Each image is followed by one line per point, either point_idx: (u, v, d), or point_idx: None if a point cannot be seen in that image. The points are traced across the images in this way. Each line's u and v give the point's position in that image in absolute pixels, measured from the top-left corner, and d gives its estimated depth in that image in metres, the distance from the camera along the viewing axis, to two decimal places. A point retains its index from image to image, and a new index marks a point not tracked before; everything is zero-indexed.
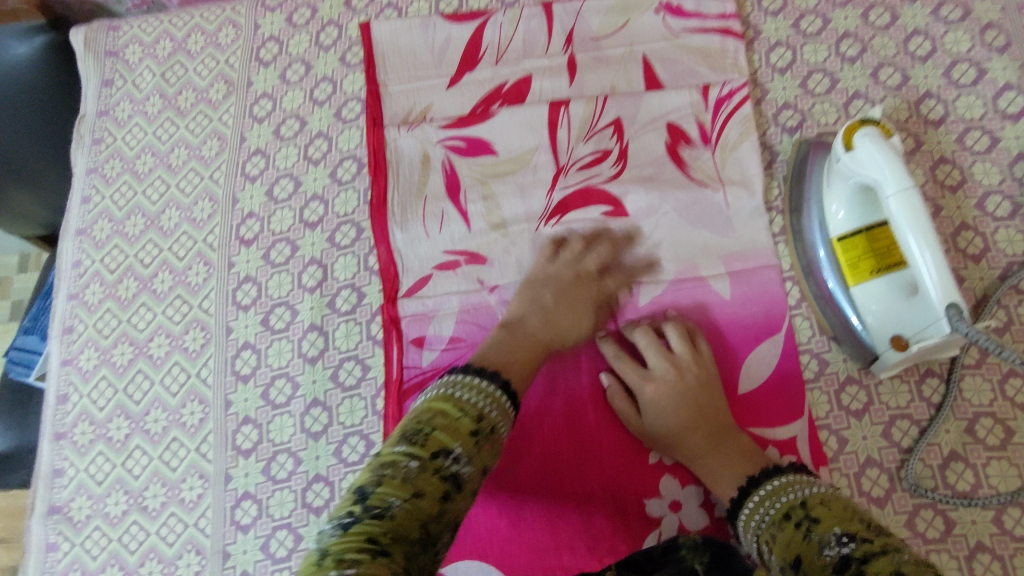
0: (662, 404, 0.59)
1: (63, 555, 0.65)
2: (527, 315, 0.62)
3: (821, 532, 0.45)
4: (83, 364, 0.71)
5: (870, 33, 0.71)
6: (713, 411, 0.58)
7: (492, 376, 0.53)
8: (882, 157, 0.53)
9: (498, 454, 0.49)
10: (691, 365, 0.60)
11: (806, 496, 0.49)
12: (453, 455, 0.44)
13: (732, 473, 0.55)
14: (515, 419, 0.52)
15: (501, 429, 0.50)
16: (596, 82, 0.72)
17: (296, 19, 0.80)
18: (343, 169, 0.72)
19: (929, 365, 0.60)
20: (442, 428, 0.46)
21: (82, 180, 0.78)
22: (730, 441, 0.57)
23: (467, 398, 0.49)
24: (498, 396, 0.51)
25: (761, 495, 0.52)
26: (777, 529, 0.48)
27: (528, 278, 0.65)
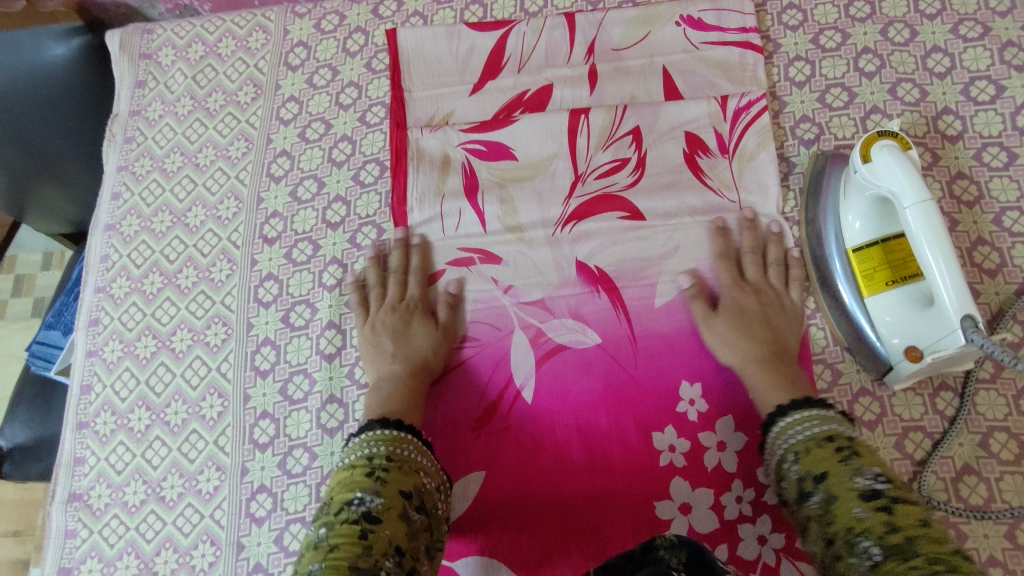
0: (735, 323, 0.62)
1: (81, 542, 0.66)
2: (386, 370, 0.64)
3: (860, 463, 0.49)
4: (107, 356, 0.73)
5: (889, 49, 0.71)
6: (783, 343, 0.62)
7: (370, 423, 0.57)
8: (900, 169, 0.54)
9: (416, 472, 0.54)
10: (784, 302, 0.64)
11: (855, 434, 0.52)
12: (355, 501, 0.50)
13: (780, 394, 0.58)
14: (417, 437, 0.57)
15: (400, 453, 0.54)
16: (617, 92, 0.73)
17: (325, 25, 0.82)
18: (366, 172, 0.74)
19: (943, 378, 0.61)
20: (340, 489, 0.52)
21: (113, 177, 0.81)
22: (789, 369, 0.60)
23: (355, 451, 0.55)
24: (381, 432, 0.56)
25: (811, 416, 0.54)
26: (816, 445, 0.52)
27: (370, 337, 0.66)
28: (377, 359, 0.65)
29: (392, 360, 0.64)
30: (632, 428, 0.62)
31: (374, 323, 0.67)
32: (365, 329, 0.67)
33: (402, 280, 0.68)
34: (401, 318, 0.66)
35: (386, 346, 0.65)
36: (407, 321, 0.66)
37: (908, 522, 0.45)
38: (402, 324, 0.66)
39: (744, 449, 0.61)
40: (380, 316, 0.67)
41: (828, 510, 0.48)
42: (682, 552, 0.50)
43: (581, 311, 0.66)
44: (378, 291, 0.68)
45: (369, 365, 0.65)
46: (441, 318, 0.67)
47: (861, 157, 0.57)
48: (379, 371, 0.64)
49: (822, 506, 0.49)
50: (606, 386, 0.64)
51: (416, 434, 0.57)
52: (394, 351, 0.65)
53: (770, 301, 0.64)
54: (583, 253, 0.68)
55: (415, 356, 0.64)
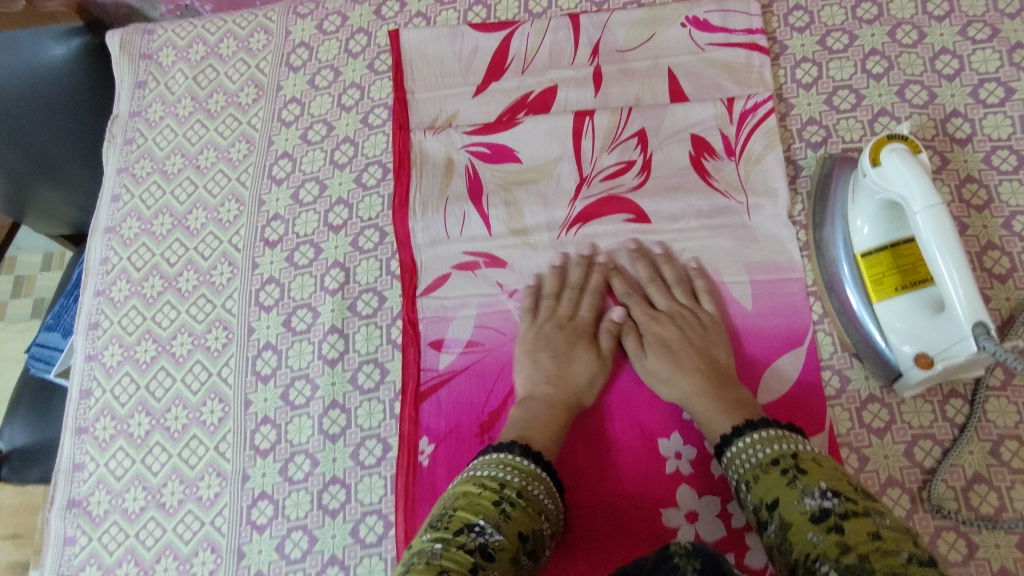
0: (665, 360, 0.61)
1: (80, 549, 0.65)
2: (539, 389, 0.61)
3: (807, 484, 0.49)
4: (106, 360, 0.72)
5: (896, 51, 0.71)
6: (717, 361, 0.61)
7: (511, 447, 0.56)
8: (910, 173, 0.54)
9: (539, 515, 0.52)
10: (703, 319, 0.63)
11: (799, 450, 0.52)
12: (476, 528, 0.49)
13: (728, 418, 0.57)
14: (550, 478, 0.55)
15: (530, 490, 0.53)
16: (622, 94, 0.72)
17: (327, 26, 0.81)
18: (369, 174, 0.73)
19: (953, 385, 0.60)
20: (464, 506, 0.51)
21: (113, 178, 0.80)
22: (730, 391, 0.58)
23: (486, 472, 0.54)
24: (518, 461, 0.55)
25: (751, 438, 0.54)
26: (763, 471, 0.51)
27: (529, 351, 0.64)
28: (531, 377, 0.62)
29: (547, 381, 0.62)
30: (638, 435, 0.61)
31: (535, 334, 0.64)
32: (526, 338, 0.64)
33: (576, 298, 0.66)
34: (566, 336, 0.64)
35: (546, 364, 0.63)
36: (571, 343, 0.63)
37: (861, 539, 0.44)
38: (566, 346, 0.63)
39: None
40: (545, 329, 0.65)
41: (785, 539, 0.48)
42: (699, 559, 0.46)
43: (587, 316, 0.66)
44: (552, 303, 0.66)
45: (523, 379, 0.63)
46: (605, 347, 0.64)
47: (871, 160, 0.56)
48: (531, 386, 0.62)
49: (779, 535, 0.48)
50: (612, 391, 0.63)
51: (550, 474, 0.55)
52: (557, 368, 0.62)
53: (691, 325, 0.63)
54: (588, 257, 0.67)
55: (577, 381, 0.62)
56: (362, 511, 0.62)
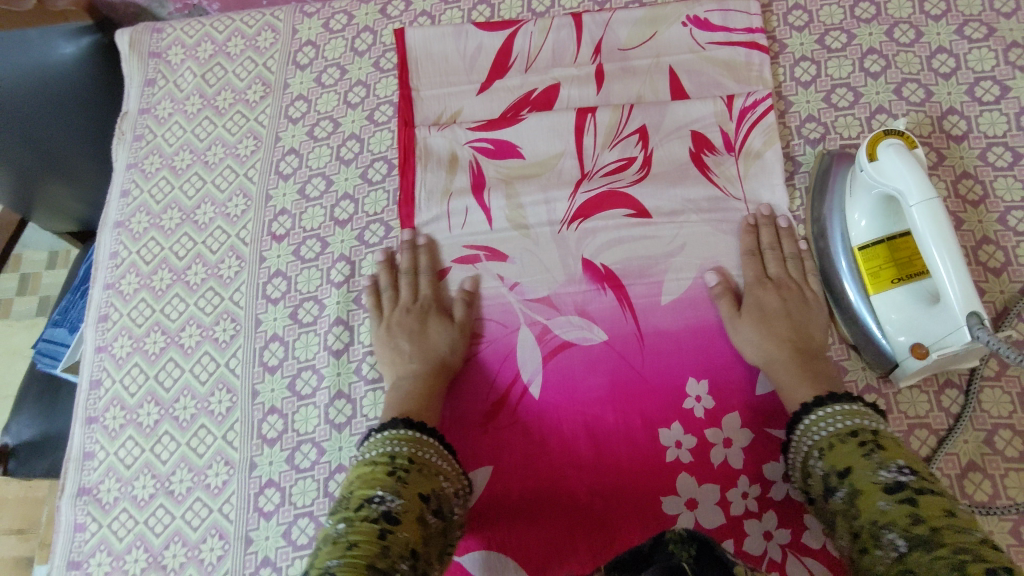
0: (760, 326, 0.62)
1: (90, 535, 0.66)
2: (405, 369, 0.64)
3: (884, 457, 0.50)
4: (116, 351, 0.73)
5: (894, 50, 0.72)
6: (811, 339, 0.62)
7: (394, 423, 0.58)
8: (907, 167, 0.55)
9: (434, 475, 0.55)
10: (806, 294, 0.64)
11: (879, 428, 0.53)
12: (377, 498, 0.51)
13: (811, 387, 0.58)
14: (439, 442, 0.58)
15: (421, 455, 0.56)
16: (623, 92, 0.73)
17: (333, 25, 0.82)
18: (374, 170, 0.74)
19: (949, 375, 0.61)
20: (360, 485, 0.53)
21: (123, 174, 0.81)
22: (817, 365, 0.60)
23: (375, 451, 0.56)
24: (402, 432, 0.57)
25: (832, 410, 0.55)
26: (840, 440, 0.53)
27: (385, 338, 0.66)
28: (395, 361, 0.65)
29: (410, 361, 0.64)
30: (639, 425, 0.62)
31: (390, 323, 0.67)
32: (379, 328, 0.67)
33: (414, 281, 0.69)
34: (416, 317, 0.67)
35: (406, 349, 0.65)
36: (424, 320, 0.66)
37: (932, 512, 0.45)
38: (418, 324, 0.66)
39: (750, 446, 0.61)
40: (394, 316, 0.67)
41: (852, 503, 0.49)
42: (693, 546, 0.45)
43: (588, 308, 0.66)
44: (392, 294, 0.69)
45: (388, 368, 0.65)
46: (456, 314, 0.67)
47: (868, 155, 0.57)
48: (397, 371, 0.65)
49: (847, 501, 0.50)
50: (614, 382, 0.64)
51: (438, 438, 0.58)
52: (411, 349, 0.65)
53: (793, 297, 0.64)
54: (588, 250, 0.68)
55: (437, 353, 0.65)
56: None
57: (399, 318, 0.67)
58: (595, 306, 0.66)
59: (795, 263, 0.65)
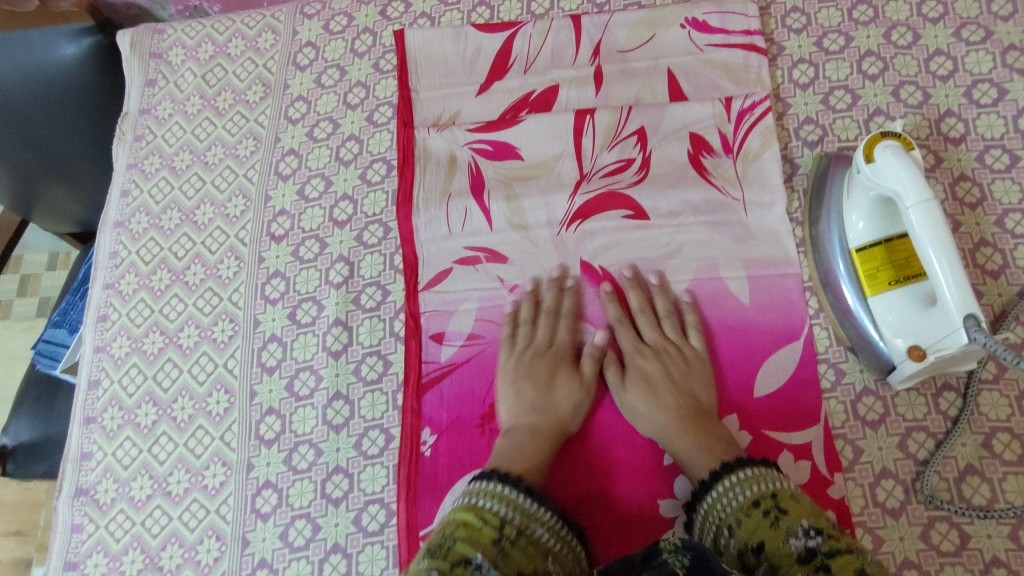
0: (647, 396, 0.62)
1: (87, 536, 0.66)
2: (523, 419, 0.62)
3: (790, 522, 0.49)
4: (115, 351, 0.73)
5: (892, 52, 0.72)
6: (697, 399, 0.61)
7: (489, 474, 0.56)
8: (903, 168, 0.55)
9: (541, 557, 0.51)
10: (685, 354, 0.64)
11: (777, 488, 0.53)
12: (473, 563, 0.47)
13: (706, 459, 0.57)
14: (550, 517, 0.55)
15: (530, 531, 0.52)
16: (622, 93, 0.73)
17: (333, 26, 0.82)
18: (373, 171, 0.75)
19: (946, 378, 0.61)
20: (463, 538, 0.49)
21: (123, 174, 0.81)
22: (709, 428, 0.59)
23: (490, 507, 0.53)
24: (520, 499, 0.54)
25: (730, 482, 0.54)
26: (746, 513, 0.52)
27: (510, 384, 0.64)
28: (517, 408, 0.63)
29: (529, 411, 0.62)
30: (637, 427, 0.62)
31: (509, 367, 0.65)
32: (507, 368, 0.65)
33: (554, 323, 0.67)
34: (547, 366, 0.64)
35: (528, 394, 0.63)
36: (553, 371, 0.64)
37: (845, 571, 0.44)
38: (549, 373, 0.64)
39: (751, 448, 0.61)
40: (524, 358, 0.65)
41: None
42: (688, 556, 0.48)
43: (585, 312, 0.67)
44: (528, 330, 0.66)
45: (506, 410, 0.63)
46: (586, 370, 0.64)
47: (865, 157, 0.58)
48: (516, 416, 0.62)
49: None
50: (612, 385, 0.64)
51: (549, 513, 0.55)
52: (532, 396, 0.63)
53: (673, 360, 0.63)
54: (587, 253, 0.68)
55: (562, 407, 0.62)
56: (364, 500, 0.63)
57: (507, 364, 0.65)
58: (594, 309, 0.66)
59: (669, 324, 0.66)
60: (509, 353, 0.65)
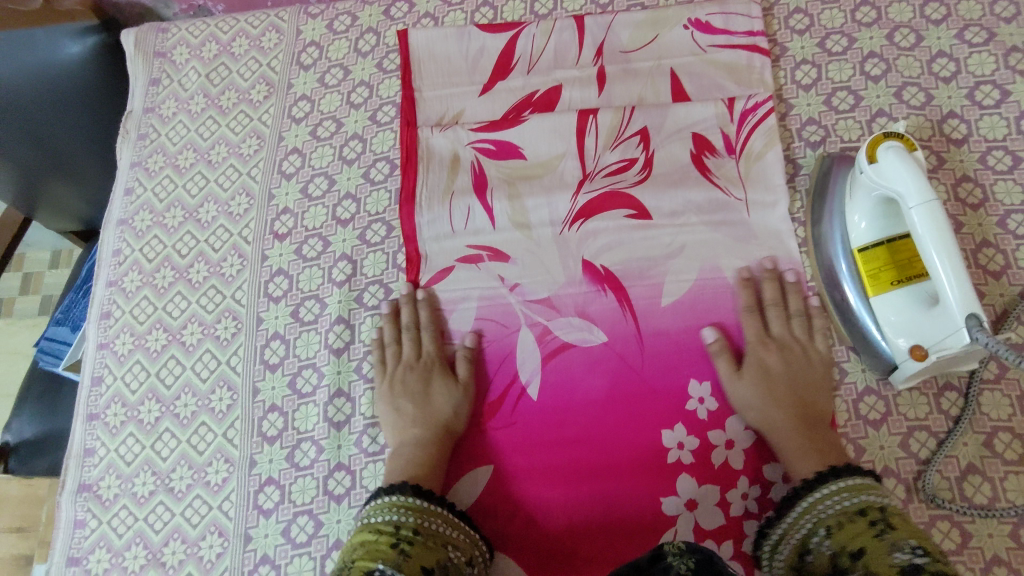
0: (761, 389, 0.61)
1: (90, 532, 0.67)
2: (408, 433, 0.63)
3: (894, 537, 0.49)
4: (118, 348, 0.73)
5: (895, 54, 0.72)
6: (816, 406, 0.61)
7: (402, 486, 0.58)
8: (905, 169, 0.55)
9: (443, 544, 0.55)
10: (809, 354, 0.63)
11: (886, 503, 0.52)
12: (375, 574, 0.50)
13: (813, 462, 0.57)
14: (446, 508, 0.58)
15: (427, 524, 0.56)
16: (625, 93, 0.74)
17: (337, 26, 0.83)
18: (376, 170, 0.75)
19: (948, 378, 0.61)
20: (362, 557, 0.52)
21: (127, 172, 0.82)
22: (822, 435, 0.59)
23: (381, 517, 0.56)
24: (409, 500, 0.57)
25: (837, 487, 0.55)
26: (849, 519, 0.52)
27: (388, 401, 0.65)
28: (398, 425, 0.64)
29: (413, 424, 0.64)
30: (639, 426, 0.63)
31: (390, 383, 0.66)
32: (381, 388, 0.66)
33: (415, 338, 0.67)
34: (420, 377, 0.66)
35: (407, 410, 0.64)
36: (427, 380, 0.65)
37: None
38: (422, 384, 0.65)
39: (752, 448, 0.61)
40: (397, 375, 0.66)
41: None
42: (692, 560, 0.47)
43: (589, 310, 0.67)
44: (394, 349, 0.67)
45: (388, 430, 0.64)
46: (460, 373, 0.65)
47: (868, 157, 0.58)
48: (398, 433, 0.64)
49: None
50: (614, 384, 0.64)
51: (446, 507, 0.58)
52: (409, 410, 0.64)
53: (796, 358, 0.63)
54: (589, 252, 0.68)
55: (440, 414, 0.64)
56: (366, 497, 0.63)
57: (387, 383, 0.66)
58: (596, 308, 0.66)
59: (776, 315, 0.64)
60: (410, 367, 0.66)
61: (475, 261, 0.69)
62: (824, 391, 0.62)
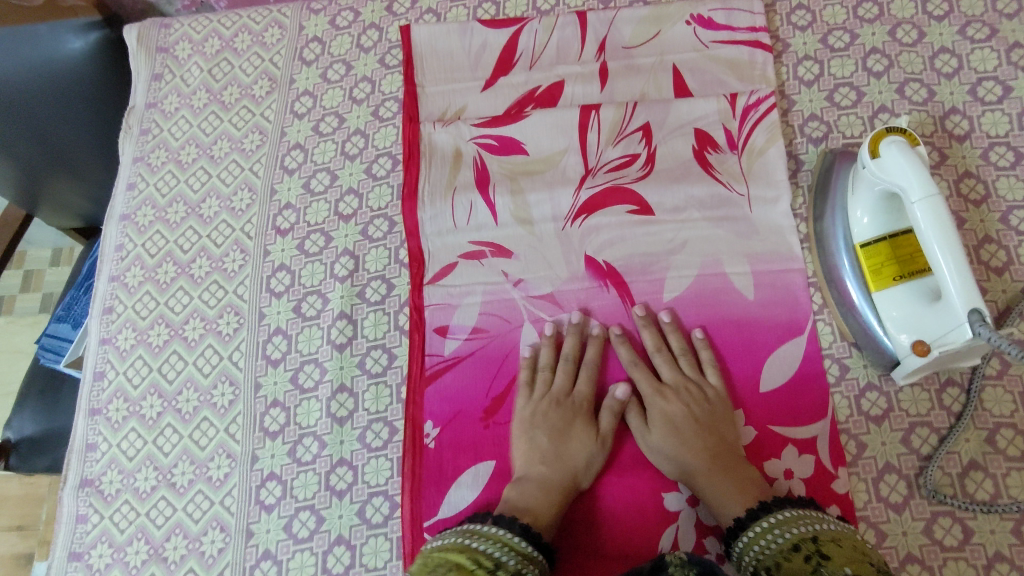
0: (670, 437, 0.60)
1: (92, 526, 0.67)
2: (538, 467, 0.61)
3: (834, 569, 0.48)
4: (120, 343, 0.73)
5: (897, 50, 0.72)
6: (725, 441, 0.60)
7: (510, 523, 0.56)
8: (908, 164, 0.55)
9: None
10: (704, 392, 0.62)
11: (818, 531, 0.52)
12: None
13: (740, 502, 0.56)
14: (542, 560, 0.56)
15: (524, 573, 0.54)
16: (627, 89, 0.74)
17: (339, 21, 0.83)
18: (379, 165, 0.75)
19: (950, 374, 0.61)
20: None
21: (129, 167, 0.82)
22: (742, 471, 0.58)
23: (482, 547, 0.54)
24: (516, 542, 0.55)
25: (769, 523, 0.54)
26: (786, 557, 0.51)
27: (525, 434, 0.63)
28: (529, 458, 0.62)
29: (542, 459, 0.61)
30: (641, 421, 0.63)
31: (528, 416, 0.63)
32: (521, 423, 0.63)
33: (551, 370, 0.65)
34: (569, 410, 0.63)
35: (547, 443, 0.62)
36: (575, 412, 0.63)
37: None
38: (567, 417, 0.63)
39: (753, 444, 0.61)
40: (539, 408, 0.63)
41: None
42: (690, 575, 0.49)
43: (591, 305, 0.67)
44: (546, 377, 0.65)
45: (519, 458, 0.62)
46: (604, 424, 0.63)
47: (870, 152, 0.58)
48: (529, 465, 0.61)
49: None
50: None
51: (544, 561, 0.56)
52: (549, 444, 0.62)
53: (696, 400, 0.62)
54: (591, 247, 0.68)
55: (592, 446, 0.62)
56: (368, 492, 0.63)
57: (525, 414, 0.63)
58: (598, 304, 0.66)
59: (683, 360, 0.64)
60: (556, 402, 0.63)
61: (478, 256, 0.69)
62: (730, 426, 0.61)
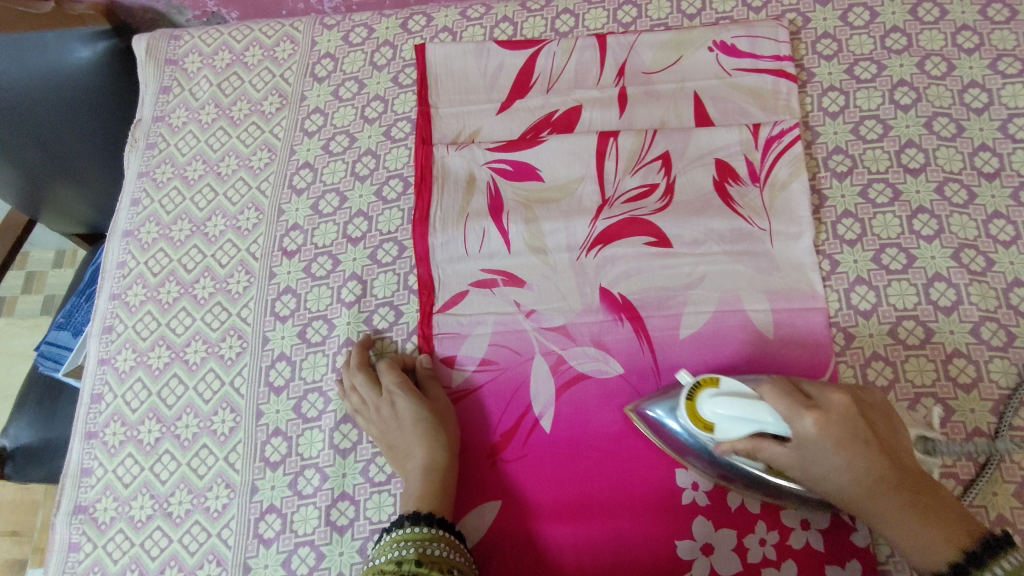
0: (837, 453, 0.47)
1: (85, 556, 0.65)
2: (408, 466, 0.61)
3: None
4: (119, 364, 0.71)
5: (925, 83, 0.70)
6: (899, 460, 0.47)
7: (401, 521, 0.56)
8: (736, 413, 0.50)
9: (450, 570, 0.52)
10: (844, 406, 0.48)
11: None
12: None
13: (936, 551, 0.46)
14: (450, 531, 0.56)
15: (429, 551, 0.53)
16: (646, 116, 0.72)
17: (353, 38, 0.81)
18: (389, 187, 0.73)
19: (977, 424, 0.58)
20: None
21: (134, 182, 0.80)
22: (931, 507, 0.47)
23: (384, 556, 0.53)
24: (410, 532, 0.54)
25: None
26: None
27: (383, 443, 0.63)
28: (400, 460, 0.62)
29: (405, 457, 0.61)
30: (654, 462, 0.61)
31: (377, 427, 0.63)
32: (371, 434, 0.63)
33: (369, 376, 0.64)
34: (391, 408, 0.63)
35: (398, 442, 0.62)
36: (396, 407, 0.63)
37: None
38: (396, 414, 0.63)
39: None
40: (373, 420, 0.63)
41: None
42: None
43: (604, 339, 0.64)
44: (359, 394, 0.64)
45: (395, 467, 0.62)
46: (433, 394, 0.64)
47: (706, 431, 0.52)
48: (403, 467, 0.61)
49: None
50: (628, 419, 0.62)
51: (447, 528, 0.56)
52: (397, 441, 0.62)
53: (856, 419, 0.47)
54: (606, 279, 0.66)
55: (426, 431, 0.61)
56: (370, 529, 0.61)
57: (371, 428, 0.63)
58: (613, 339, 0.64)
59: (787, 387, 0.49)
60: (375, 411, 0.63)
61: (490, 285, 0.67)
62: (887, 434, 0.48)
